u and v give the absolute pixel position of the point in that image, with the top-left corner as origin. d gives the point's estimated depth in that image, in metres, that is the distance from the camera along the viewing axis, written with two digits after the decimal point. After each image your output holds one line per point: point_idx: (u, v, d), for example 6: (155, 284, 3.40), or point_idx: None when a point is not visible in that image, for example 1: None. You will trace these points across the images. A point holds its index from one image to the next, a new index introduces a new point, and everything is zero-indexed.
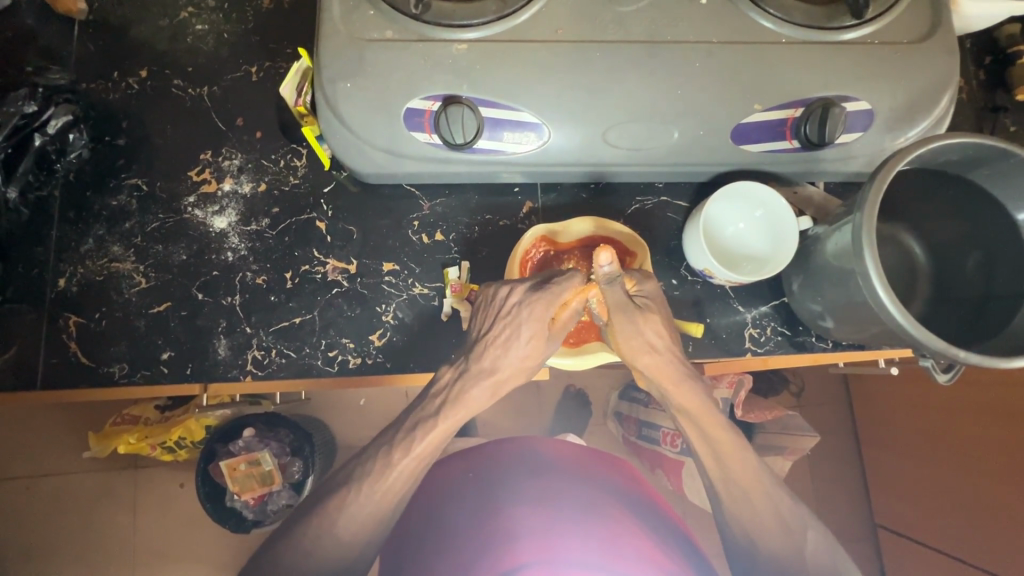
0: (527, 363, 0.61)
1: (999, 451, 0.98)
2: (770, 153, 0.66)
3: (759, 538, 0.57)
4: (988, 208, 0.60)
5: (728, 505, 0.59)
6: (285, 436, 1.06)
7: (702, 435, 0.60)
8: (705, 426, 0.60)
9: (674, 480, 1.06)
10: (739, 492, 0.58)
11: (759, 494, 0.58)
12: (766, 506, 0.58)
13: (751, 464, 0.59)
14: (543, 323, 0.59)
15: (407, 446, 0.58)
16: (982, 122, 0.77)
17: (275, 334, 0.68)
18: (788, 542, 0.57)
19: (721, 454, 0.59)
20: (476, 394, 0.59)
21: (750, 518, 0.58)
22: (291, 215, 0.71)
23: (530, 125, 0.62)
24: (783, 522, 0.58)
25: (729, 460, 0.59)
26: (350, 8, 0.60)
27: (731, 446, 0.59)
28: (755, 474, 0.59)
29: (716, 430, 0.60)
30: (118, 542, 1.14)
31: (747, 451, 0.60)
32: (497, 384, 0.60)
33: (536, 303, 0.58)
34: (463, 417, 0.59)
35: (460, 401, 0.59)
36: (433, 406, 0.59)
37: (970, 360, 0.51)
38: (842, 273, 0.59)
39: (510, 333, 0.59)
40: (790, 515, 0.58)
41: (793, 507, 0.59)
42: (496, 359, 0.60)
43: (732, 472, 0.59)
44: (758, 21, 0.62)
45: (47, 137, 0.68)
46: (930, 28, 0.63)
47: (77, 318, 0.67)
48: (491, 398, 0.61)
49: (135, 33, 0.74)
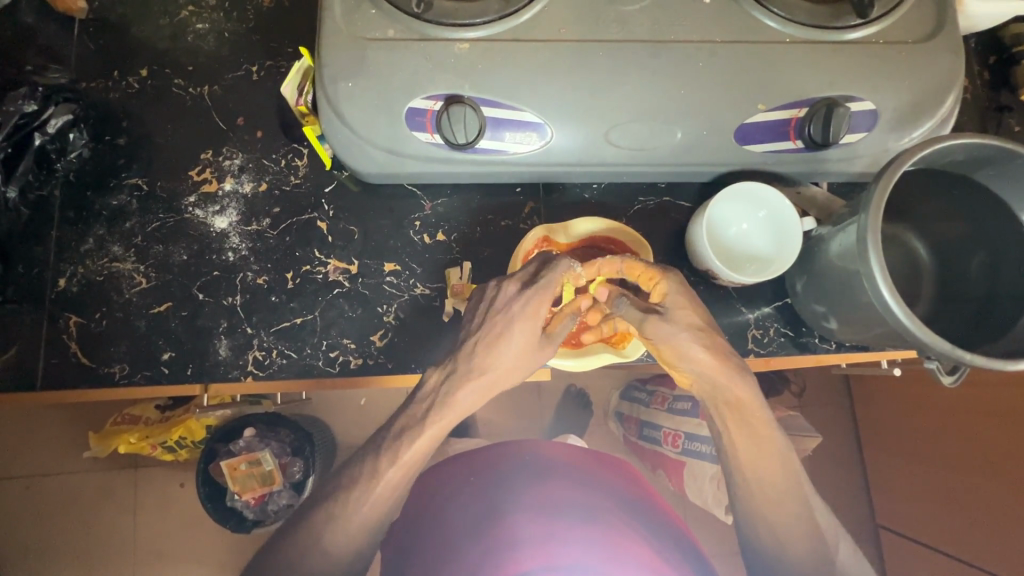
0: (519, 363, 0.59)
1: (1002, 452, 0.97)
2: (774, 153, 0.66)
3: (788, 543, 0.57)
4: (993, 209, 0.60)
5: (760, 509, 0.57)
6: (285, 436, 1.07)
7: (747, 434, 0.57)
8: (751, 425, 0.57)
9: (675, 481, 1.06)
10: (773, 496, 0.57)
11: (792, 498, 0.57)
12: (798, 510, 0.57)
13: (791, 469, 0.57)
14: (536, 322, 0.59)
15: (393, 455, 0.56)
16: (986, 122, 0.77)
17: (276, 335, 0.68)
18: (818, 547, 0.57)
19: (762, 455, 0.57)
20: (461, 396, 0.58)
21: (782, 523, 0.57)
22: (292, 215, 0.70)
23: (532, 126, 0.62)
24: (813, 527, 0.57)
25: (769, 462, 0.57)
26: (352, 7, 0.60)
27: (772, 447, 0.57)
28: (792, 480, 0.57)
29: (762, 430, 0.57)
30: (118, 542, 1.13)
31: (788, 452, 0.58)
32: (487, 388, 0.59)
33: (526, 299, 0.59)
34: (451, 417, 0.58)
35: (447, 404, 0.57)
36: (418, 412, 0.58)
37: (975, 362, 0.51)
38: (848, 274, 0.59)
39: (502, 330, 0.59)
40: (819, 520, 0.58)
41: (820, 511, 0.58)
42: (484, 359, 0.58)
43: (768, 476, 0.57)
44: (762, 20, 0.62)
45: (46, 137, 0.68)
46: (935, 28, 0.63)
47: (77, 318, 0.67)
48: (479, 402, 0.60)
49: (135, 32, 0.73)
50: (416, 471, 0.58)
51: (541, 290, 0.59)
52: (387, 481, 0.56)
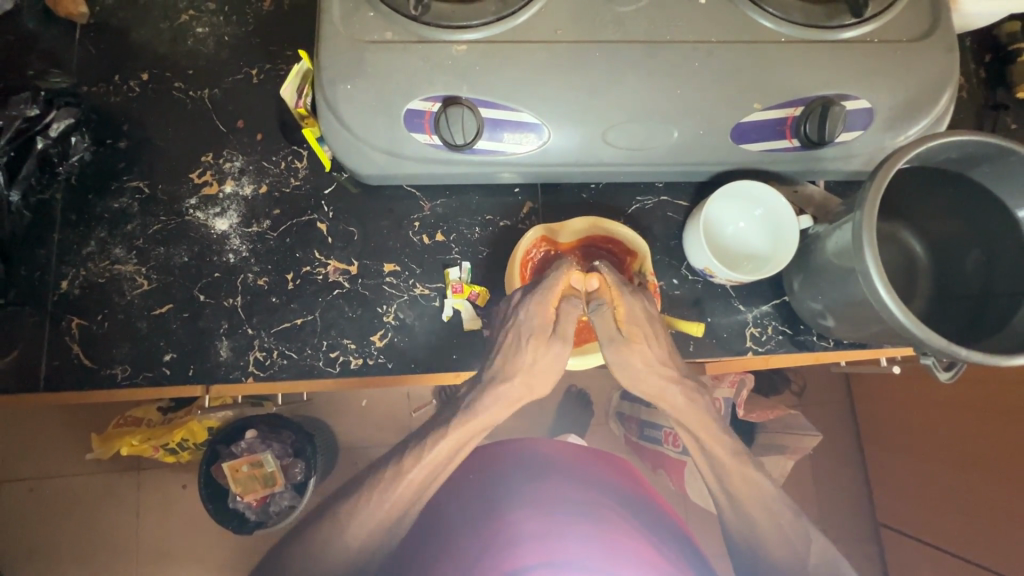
0: (540, 368, 0.61)
1: (1001, 449, 0.97)
2: (770, 152, 0.66)
3: (762, 553, 0.58)
4: (989, 206, 0.60)
5: (729, 517, 0.60)
6: (287, 437, 1.07)
7: (705, 452, 0.61)
8: (709, 444, 0.60)
9: (676, 479, 1.06)
10: (739, 507, 0.59)
11: (759, 509, 0.59)
12: (767, 521, 0.59)
13: (750, 474, 0.60)
14: (544, 328, 0.60)
15: (418, 455, 0.58)
16: (982, 119, 0.77)
17: (277, 336, 0.68)
18: (791, 555, 0.58)
19: (721, 469, 0.60)
20: (488, 402, 0.60)
21: (752, 534, 0.59)
22: (292, 217, 0.71)
23: (530, 126, 0.62)
24: (785, 535, 0.59)
25: (729, 473, 0.60)
26: (350, 10, 0.61)
27: (732, 462, 0.60)
28: (754, 484, 0.60)
29: (719, 448, 0.60)
30: (120, 543, 1.14)
31: (749, 466, 0.60)
32: (511, 391, 0.61)
33: (534, 305, 0.60)
34: (481, 425, 0.60)
35: (474, 412, 0.59)
36: (451, 413, 0.60)
37: (972, 358, 0.51)
38: (842, 271, 0.59)
39: (516, 340, 0.61)
40: (790, 526, 0.60)
41: (794, 521, 0.60)
42: (507, 366, 0.61)
43: (732, 488, 0.59)
44: (757, 20, 0.62)
45: (49, 141, 0.68)
46: (930, 26, 0.63)
47: (80, 321, 0.67)
48: (508, 410, 0.62)
49: (136, 37, 0.74)
50: (423, 470, 0.58)
51: (545, 296, 0.60)
52: (410, 481, 0.57)
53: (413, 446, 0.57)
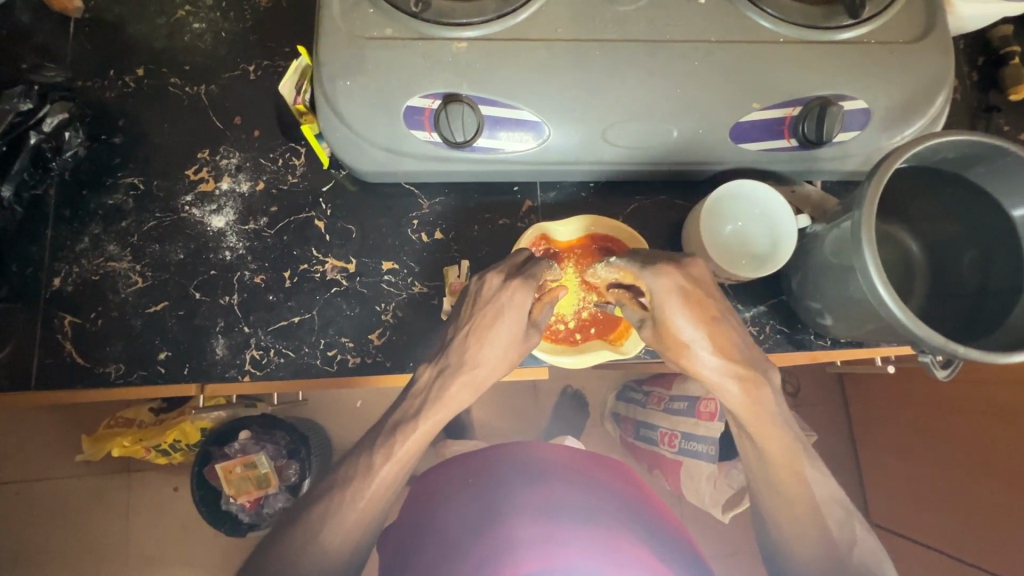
0: (509, 352, 0.60)
1: (997, 450, 0.98)
2: (768, 152, 0.66)
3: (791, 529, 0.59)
4: (985, 206, 0.61)
5: (766, 496, 0.61)
6: (282, 438, 1.06)
7: (753, 431, 0.59)
8: (757, 422, 0.58)
9: (671, 482, 1.04)
10: (774, 484, 0.60)
11: (798, 488, 0.59)
12: (801, 500, 0.59)
13: (794, 457, 0.59)
14: (523, 313, 0.59)
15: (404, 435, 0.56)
16: (976, 121, 0.78)
17: (274, 335, 0.67)
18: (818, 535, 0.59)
19: (762, 446, 0.59)
20: (453, 394, 0.59)
21: (785, 511, 0.60)
22: (290, 214, 0.70)
23: (529, 125, 0.62)
24: (818, 521, 0.59)
25: (774, 451, 0.59)
26: (350, 7, 0.60)
27: (779, 444, 0.59)
28: (795, 467, 0.59)
29: (771, 431, 0.59)
30: (110, 548, 1.12)
31: (792, 442, 0.59)
32: (476, 381, 0.60)
33: (522, 288, 0.59)
34: (446, 415, 0.59)
35: (440, 400, 0.58)
36: (412, 406, 0.59)
37: (970, 355, 0.51)
38: (839, 271, 0.60)
39: (489, 325, 0.59)
40: (825, 511, 0.59)
41: (829, 501, 0.60)
42: (475, 350, 0.59)
43: (771, 463, 0.59)
44: (755, 20, 0.62)
45: (42, 135, 0.68)
46: (925, 28, 0.64)
47: (72, 318, 0.66)
48: (470, 395, 0.61)
49: (132, 32, 0.73)
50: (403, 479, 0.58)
51: (533, 283, 0.59)
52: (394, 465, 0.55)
53: (391, 449, 0.57)
